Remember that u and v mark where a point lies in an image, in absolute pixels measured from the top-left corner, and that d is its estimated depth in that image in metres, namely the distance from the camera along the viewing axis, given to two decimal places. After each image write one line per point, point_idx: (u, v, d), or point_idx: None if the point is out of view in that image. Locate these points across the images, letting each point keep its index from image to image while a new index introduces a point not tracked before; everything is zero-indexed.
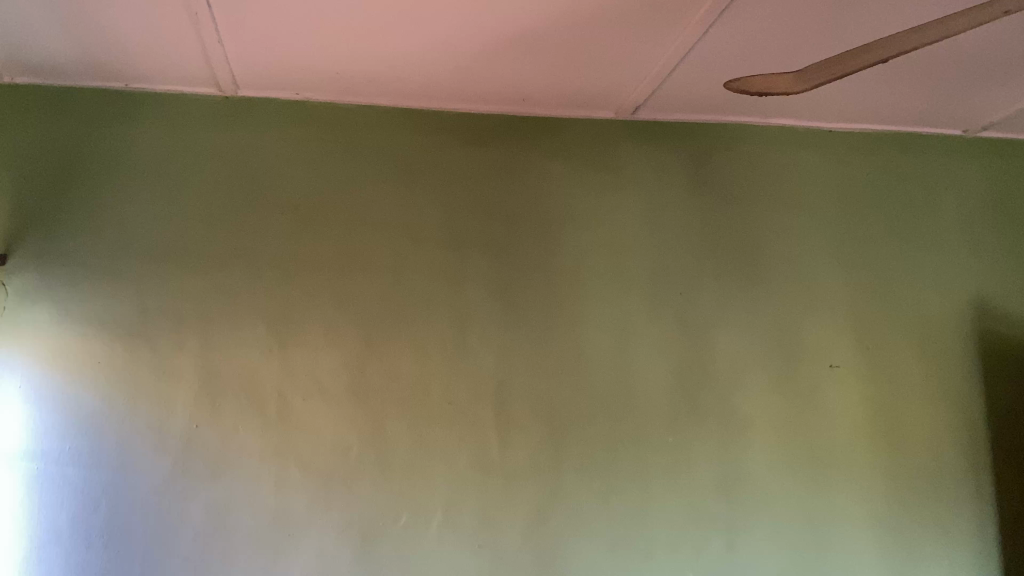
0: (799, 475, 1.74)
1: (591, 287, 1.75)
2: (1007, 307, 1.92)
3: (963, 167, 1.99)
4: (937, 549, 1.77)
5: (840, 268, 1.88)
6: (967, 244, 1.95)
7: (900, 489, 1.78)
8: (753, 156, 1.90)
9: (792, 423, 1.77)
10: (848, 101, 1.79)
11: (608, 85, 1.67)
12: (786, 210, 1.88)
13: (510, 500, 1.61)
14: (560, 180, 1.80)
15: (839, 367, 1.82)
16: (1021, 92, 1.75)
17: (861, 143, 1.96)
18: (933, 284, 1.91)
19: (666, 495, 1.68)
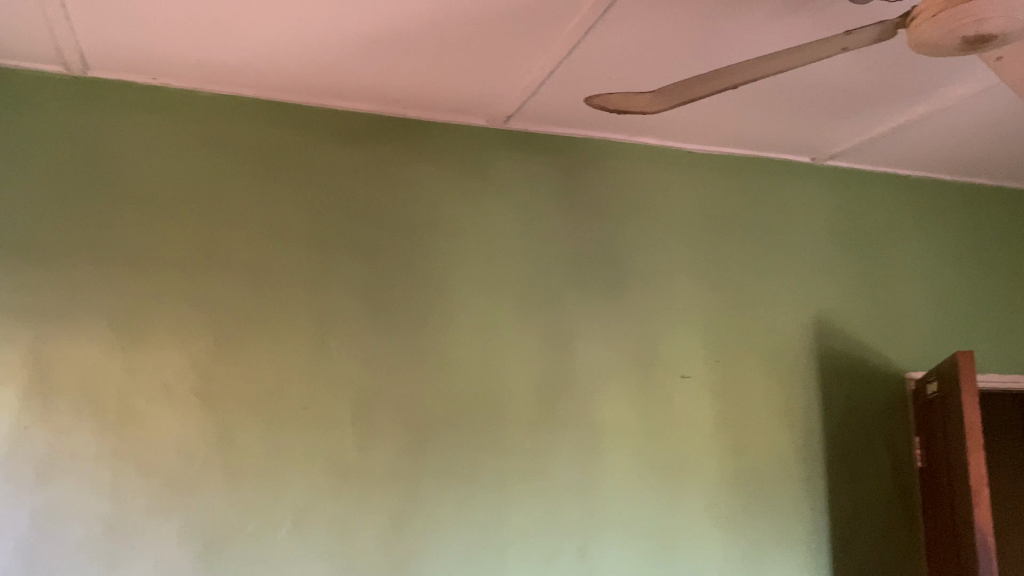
0: (652, 482, 1.80)
1: (457, 292, 1.75)
2: (845, 326, 2.06)
3: (812, 192, 2.11)
4: (775, 554, 1.86)
5: (698, 283, 1.95)
6: (813, 265, 2.07)
7: (744, 497, 1.87)
8: (620, 171, 1.94)
9: (646, 432, 1.82)
10: (711, 123, 1.86)
11: (480, 91, 1.67)
12: (649, 225, 1.94)
13: (365, 507, 1.59)
14: (431, 184, 1.78)
15: (691, 377, 1.89)
16: (865, 124, 1.88)
17: (721, 164, 2.04)
18: (782, 302, 2.02)
19: (524, 501, 1.69)
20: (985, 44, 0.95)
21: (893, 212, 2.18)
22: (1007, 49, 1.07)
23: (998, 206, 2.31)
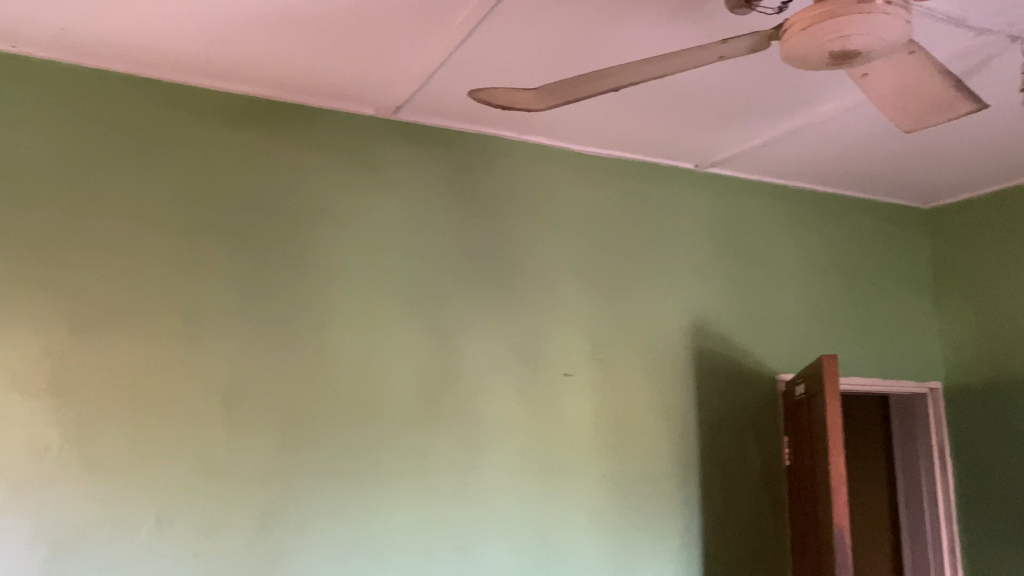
0: (531, 480, 1.81)
1: (339, 285, 1.71)
2: (721, 329, 2.12)
3: (695, 197, 2.17)
4: (649, 550, 1.90)
5: (582, 282, 1.97)
6: (693, 268, 2.12)
7: (622, 495, 1.90)
8: (509, 168, 1.94)
9: (528, 430, 1.83)
10: (599, 125, 1.88)
11: (367, 79, 1.64)
12: (537, 223, 1.94)
13: (234, 505, 1.53)
14: (316, 173, 1.74)
15: (573, 375, 1.91)
16: (746, 134, 1.94)
17: (609, 166, 2.07)
18: (663, 303, 2.06)
19: (401, 499, 1.67)
20: (851, 60, 1.00)
21: (770, 220, 2.27)
22: (871, 67, 1.12)
23: (863, 219, 2.44)
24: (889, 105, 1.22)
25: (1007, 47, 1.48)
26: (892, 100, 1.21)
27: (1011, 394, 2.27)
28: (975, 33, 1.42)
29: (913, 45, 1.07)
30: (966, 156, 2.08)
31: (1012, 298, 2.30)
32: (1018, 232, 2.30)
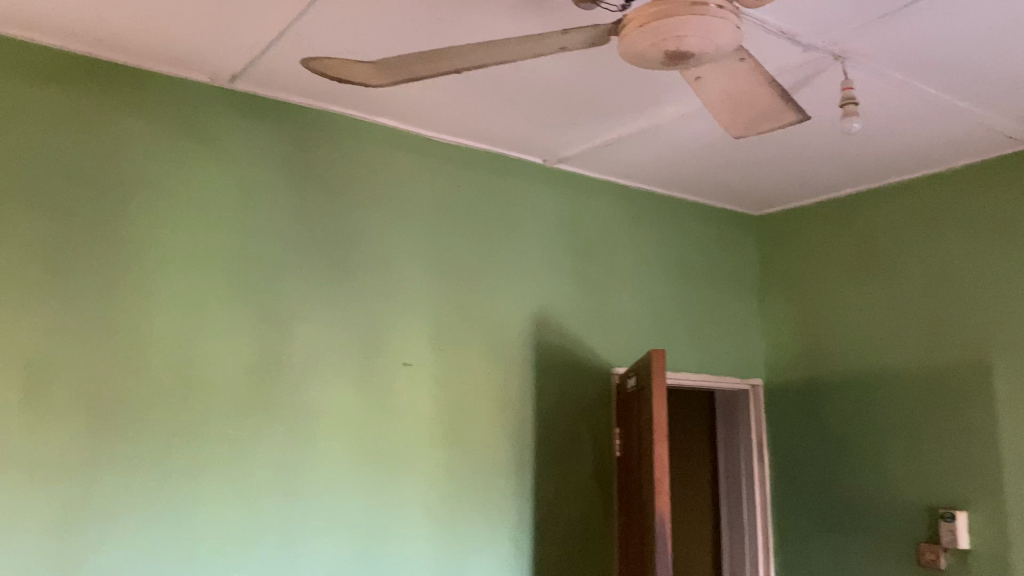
0: (363, 472, 1.76)
1: (162, 262, 1.60)
2: (561, 322, 2.15)
3: (542, 191, 2.19)
4: (481, 542, 1.91)
5: (425, 271, 1.94)
6: (537, 262, 2.14)
7: (456, 486, 1.89)
8: (353, 150, 1.88)
9: (362, 420, 1.78)
10: (447, 112, 1.86)
11: (200, 43, 1.54)
12: (380, 208, 1.90)
13: (32, 497, 1.41)
14: (142, 141, 1.62)
15: (413, 365, 1.88)
16: (592, 132, 1.97)
17: (457, 154, 2.05)
18: (505, 295, 2.06)
19: (224, 492, 1.59)
20: (685, 62, 1.02)
21: (612, 218, 2.32)
22: (703, 71, 1.16)
23: (699, 222, 2.54)
24: (721, 109, 1.27)
25: (830, 65, 1.57)
26: (723, 105, 1.25)
27: (823, 392, 2.44)
28: (803, 48, 1.50)
29: (744, 53, 1.11)
30: (793, 167, 2.20)
31: (828, 304, 2.47)
32: (836, 241, 2.47)
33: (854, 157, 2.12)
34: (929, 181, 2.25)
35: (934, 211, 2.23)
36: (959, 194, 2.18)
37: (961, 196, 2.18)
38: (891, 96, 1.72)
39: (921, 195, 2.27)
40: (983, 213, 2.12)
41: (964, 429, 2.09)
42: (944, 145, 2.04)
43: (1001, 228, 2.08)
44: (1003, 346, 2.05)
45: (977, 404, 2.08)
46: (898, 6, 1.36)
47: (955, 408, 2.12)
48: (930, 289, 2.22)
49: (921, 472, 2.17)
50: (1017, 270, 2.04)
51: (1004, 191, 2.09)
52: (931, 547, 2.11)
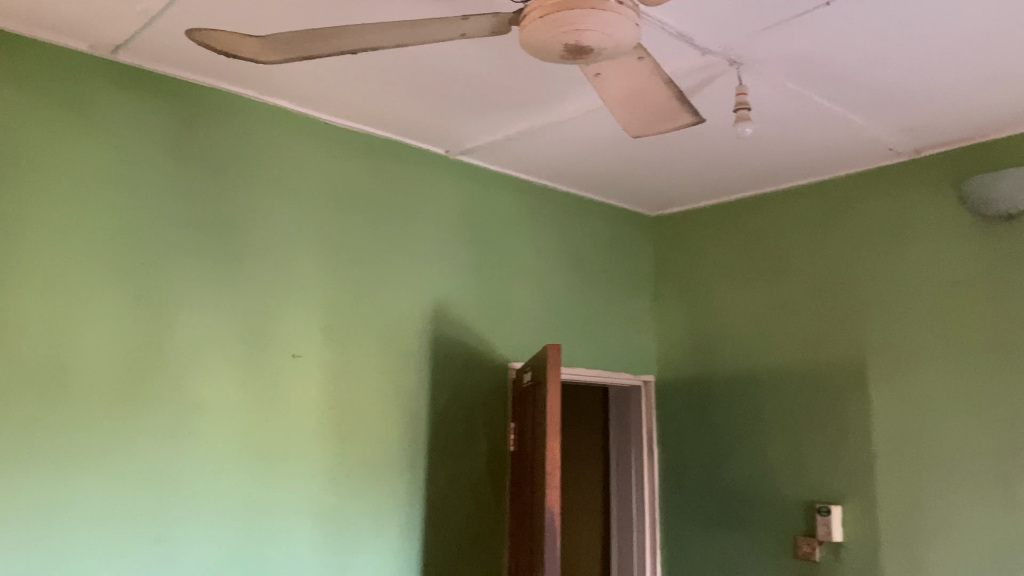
0: (247, 466, 1.70)
1: (31, 241, 1.50)
2: (458, 316, 2.13)
3: (442, 183, 2.16)
4: (370, 537, 1.87)
5: (318, 259, 1.89)
6: (435, 254, 2.11)
7: (345, 481, 1.85)
8: (245, 131, 1.81)
9: (247, 413, 1.72)
10: (345, 96, 1.81)
11: (79, 9, 1.45)
12: (273, 193, 1.83)
13: None
14: (12, 111, 1.51)
15: (302, 356, 1.82)
16: (493, 125, 1.96)
17: (355, 141, 2.00)
18: (402, 287, 2.03)
19: (96, 487, 1.51)
20: (584, 57, 1.02)
21: (512, 212, 2.32)
22: (603, 68, 1.16)
23: (598, 220, 2.57)
24: (619, 106, 1.28)
25: (726, 69, 1.61)
26: (621, 103, 1.26)
27: (712, 390, 2.50)
28: (700, 52, 1.53)
29: (642, 51, 1.12)
30: (689, 169, 2.25)
31: (720, 304, 2.53)
32: (728, 243, 2.54)
33: (747, 161, 2.19)
34: (817, 187, 2.34)
35: (821, 217, 2.32)
36: (844, 201, 2.27)
37: (846, 203, 2.27)
38: (782, 103, 1.77)
39: (809, 201, 2.35)
40: (865, 220, 2.22)
41: (841, 426, 2.19)
42: (830, 154, 2.12)
43: (881, 235, 2.18)
44: (879, 347, 2.15)
45: (853, 402, 2.17)
46: (791, 16, 1.40)
47: (833, 406, 2.21)
48: (814, 292, 2.30)
49: (801, 468, 2.26)
50: (894, 275, 2.14)
51: (885, 200, 2.19)
52: (807, 539, 2.20)
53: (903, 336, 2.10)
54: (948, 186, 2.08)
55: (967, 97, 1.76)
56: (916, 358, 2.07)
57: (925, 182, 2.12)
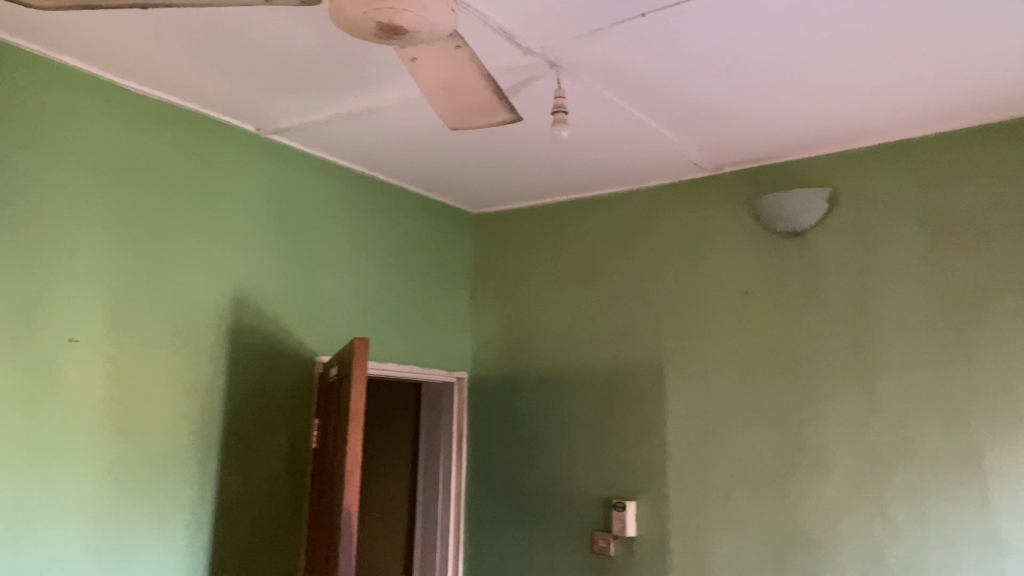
0: (9, 461, 1.52)
1: None
2: (262, 304, 2.03)
3: (251, 163, 2.05)
4: (151, 538, 1.74)
5: (106, 235, 1.73)
6: (240, 238, 2.00)
7: (124, 478, 1.70)
8: (24, 86, 1.62)
9: (10, 402, 1.53)
10: (144, 60, 1.67)
11: None
12: (55, 158, 1.65)
13: None
14: None
15: (81, 341, 1.66)
16: (309, 105, 1.87)
17: (155, 110, 1.85)
18: (201, 270, 1.90)
19: None
20: (398, 39, 0.99)
21: (326, 199, 2.24)
22: (419, 53, 1.13)
23: (417, 213, 2.53)
24: (435, 96, 1.25)
25: (546, 72, 1.62)
26: (436, 91, 1.24)
27: (521, 388, 2.53)
28: (521, 52, 1.53)
29: (459, 40, 1.10)
30: (510, 168, 2.27)
31: (532, 304, 2.57)
32: (544, 245, 2.58)
33: (565, 165, 2.23)
34: (629, 196, 2.43)
35: (631, 225, 2.41)
36: (654, 211, 2.37)
37: (655, 213, 2.37)
38: (599, 110, 1.81)
39: (622, 208, 2.43)
40: (670, 230, 2.33)
41: (639, 426, 2.28)
42: (642, 164, 2.20)
43: (685, 245, 2.29)
44: (677, 352, 2.25)
45: (651, 403, 2.27)
46: (609, 23, 1.42)
47: (633, 407, 2.30)
48: (622, 296, 2.38)
49: (600, 466, 2.33)
50: (693, 283, 2.26)
51: (690, 212, 2.30)
52: (602, 534, 2.27)
53: (699, 342, 2.22)
54: (746, 203, 2.21)
55: (767, 120, 1.88)
56: (709, 363, 2.19)
57: (726, 197, 2.25)
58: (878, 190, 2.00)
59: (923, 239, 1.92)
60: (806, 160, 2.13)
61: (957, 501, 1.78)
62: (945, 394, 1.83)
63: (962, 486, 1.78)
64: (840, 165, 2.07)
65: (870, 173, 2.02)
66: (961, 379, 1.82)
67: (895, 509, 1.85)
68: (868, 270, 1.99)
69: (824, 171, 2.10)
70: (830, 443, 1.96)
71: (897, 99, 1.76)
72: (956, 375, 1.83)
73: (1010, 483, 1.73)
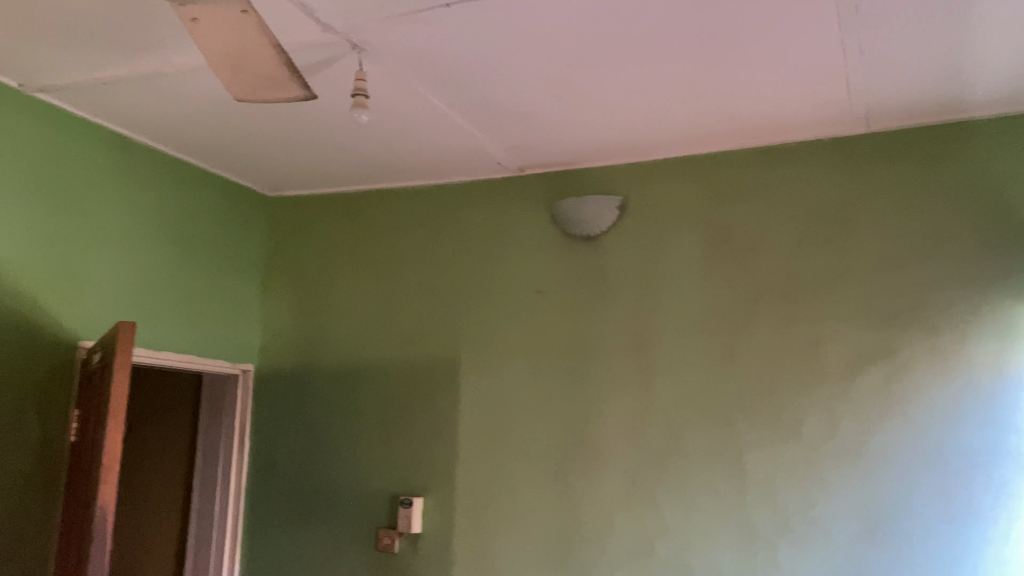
0: None
1: None
2: (16, 280, 1.81)
3: (10, 122, 1.82)
4: None
5: None
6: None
7: None
8: None
9: None
10: None
11: None
12: None
13: None
14: None
15: None
16: (82, 63, 1.69)
17: None
18: None
19: None
20: None
21: (100, 169, 2.04)
22: (201, 13, 1.05)
23: (206, 192, 2.37)
24: (218, 63, 1.17)
25: (348, 53, 1.56)
26: (219, 58, 1.15)
27: (311, 382, 2.44)
28: (322, 28, 1.46)
29: (247, 4, 1.03)
30: (309, 151, 2.17)
31: (327, 295, 2.48)
32: (343, 235, 2.50)
33: (367, 152, 2.16)
34: (432, 190, 2.40)
35: (433, 219, 2.38)
36: (455, 207, 2.36)
37: (457, 208, 2.36)
38: (403, 99, 1.77)
39: (424, 202, 2.41)
40: (471, 227, 2.33)
41: (429, 423, 2.26)
42: (446, 159, 2.19)
43: (484, 244, 2.30)
44: (471, 349, 2.25)
45: (443, 399, 2.26)
46: (413, 9, 1.39)
47: (425, 403, 2.28)
48: (420, 291, 2.36)
49: (388, 463, 2.29)
50: (491, 281, 2.27)
51: (491, 210, 2.31)
52: (387, 532, 2.23)
53: (494, 339, 2.23)
54: (545, 205, 2.25)
55: (568, 125, 1.92)
56: (502, 361, 2.21)
57: (526, 198, 2.28)
58: (666, 201, 2.11)
59: (702, 249, 2.04)
60: (602, 167, 2.21)
61: (720, 495, 1.90)
62: (715, 396, 1.95)
63: (725, 481, 1.90)
64: (634, 174, 2.16)
65: (660, 184, 2.12)
66: (729, 382, 1.95)
67: (665, 503, 1.95)
68: (653, 276, 2.08)
69: (618, 178, 2.18)
70: (610, 441, 2.04)
71: (687, 115, 1.85)
72: (724, 378, 1.95)
73: (765, 478, 1.87)
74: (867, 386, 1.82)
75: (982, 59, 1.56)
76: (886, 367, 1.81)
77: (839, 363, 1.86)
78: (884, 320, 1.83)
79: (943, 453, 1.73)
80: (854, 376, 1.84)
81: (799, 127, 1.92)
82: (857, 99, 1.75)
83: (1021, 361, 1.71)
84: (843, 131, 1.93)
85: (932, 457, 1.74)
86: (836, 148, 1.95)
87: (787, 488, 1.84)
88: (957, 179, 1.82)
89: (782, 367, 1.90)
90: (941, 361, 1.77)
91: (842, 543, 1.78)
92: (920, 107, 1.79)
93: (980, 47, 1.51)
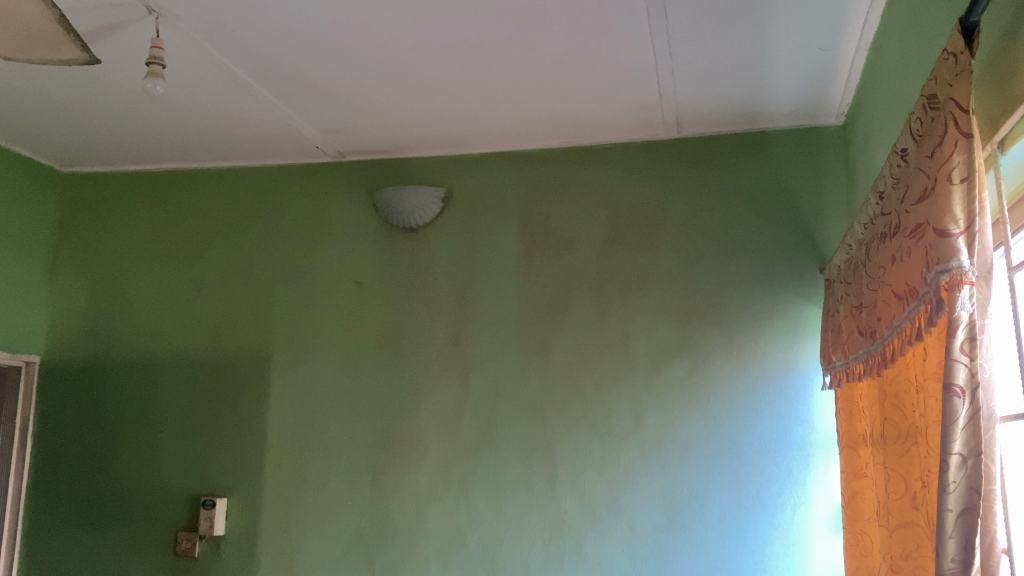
0: None
1: None
2: None
3: None
4: None
5: None
6: None
7: None
8: None
9: None
10: None
11: None
12: None
13: None
14: None
15: None
16: None
17: None
18: None
19: None
20: None
21: None
22: None
23: None
24: None
25: (144, 17, 1.43)
26: None
27: (104, 375, 2.25)
28: None
29: None
30: (105, 123, 1.99)
31: (125, 280, 2.30)
32: (145, 216, 2.32)
33: (171, 128, 2.01)
34: (246, 172, 2.28)
35: (245, 203, 2.26)
36: (269, 191, 2.25)
37: (271, 193, 2.24)
38: (209, 72, 1.66)
39: (235, 185, 2.27)
40: (286, 212, 2.22)
41: (235, 418, 2.14)
42: (261, 139, 2.08)
43: (299, 231, 2.21)
44: (282, 341, 2.15)
45: (250, 394, 2.14)
46: None
47: (232, 397, 2.15)
48: (228, 279, 2.22)
49: (190, 461, 2.14)
50: (306, 269, 2.18)
51: (308, 196, 2.22)
52: (187, 535, 2.08)
53: (307, 331, 2.14)
54: (365, 194, 2.19)
55: (387, 111, 1.86)
56: (315, 353, 2.12)
57: (345, 186, 2.20)
58: (487, 194, 2.10)
59: (521, 244, 2.05)
60: (423, 158, 2.17)
61: (531, 489, 1.91)
62: (528, 389, 1.97)
63: (535, 473, 1.92)
64: (456, 166, 2.13)
65: (482, 177, 2.11)
66: (544, 376, 1.96)
67: (477, 498, 1.94)
68: (471, 270, 2.07)
69: (439, 170, 2.15)
70: (425, 435, 2.00)
71: (507, 109, 1.85)
72: (538, 371, 1.97)
73: (574, 470, 1.90)
74: (669, 380, 1.89)
75: (779, 71, 1.65)
76: (688, 361, 1.89)
77: (644, 357, 1.91)
78: (689, 317, 1.91)
79: (735, 442, 1.83)
80: (658, 370, 1.90)
81: (614, 128, 1.96)
82: (668, 103, 1.81)
83: (807, 357, 1.82)
84: (655, 134, 2.00)
85: (728, 447, 1.83)
86: (649, 150, 2.01)
87: (595, 481, 1.88)
88: (756, 185, 1.92)
89: (594, 362, 1.94)
90: (737, 356, 1.86)
91: (643, 532, 1.83)
92: (724, 115, 1.88)
93: (778, 60, 1.60)
